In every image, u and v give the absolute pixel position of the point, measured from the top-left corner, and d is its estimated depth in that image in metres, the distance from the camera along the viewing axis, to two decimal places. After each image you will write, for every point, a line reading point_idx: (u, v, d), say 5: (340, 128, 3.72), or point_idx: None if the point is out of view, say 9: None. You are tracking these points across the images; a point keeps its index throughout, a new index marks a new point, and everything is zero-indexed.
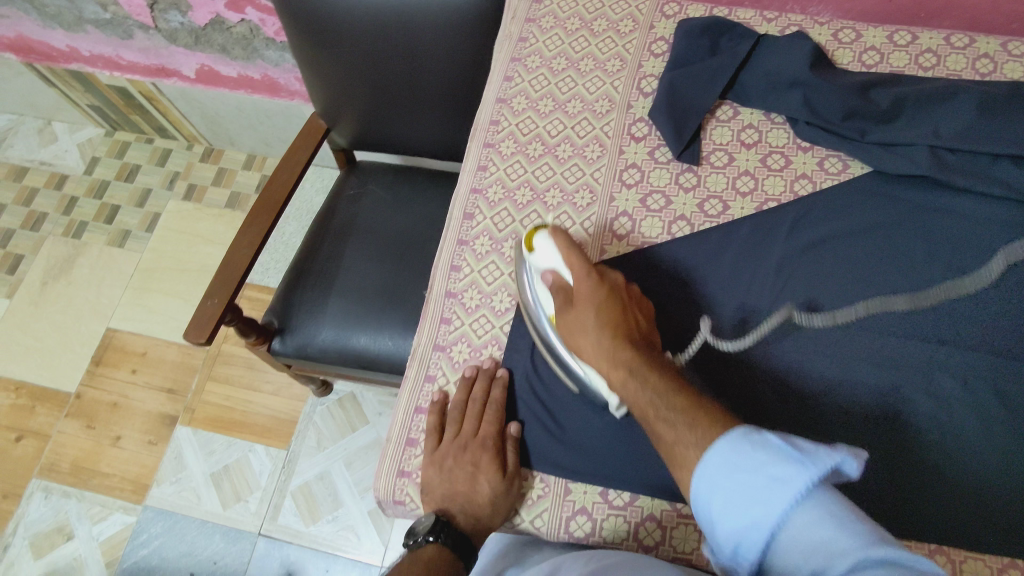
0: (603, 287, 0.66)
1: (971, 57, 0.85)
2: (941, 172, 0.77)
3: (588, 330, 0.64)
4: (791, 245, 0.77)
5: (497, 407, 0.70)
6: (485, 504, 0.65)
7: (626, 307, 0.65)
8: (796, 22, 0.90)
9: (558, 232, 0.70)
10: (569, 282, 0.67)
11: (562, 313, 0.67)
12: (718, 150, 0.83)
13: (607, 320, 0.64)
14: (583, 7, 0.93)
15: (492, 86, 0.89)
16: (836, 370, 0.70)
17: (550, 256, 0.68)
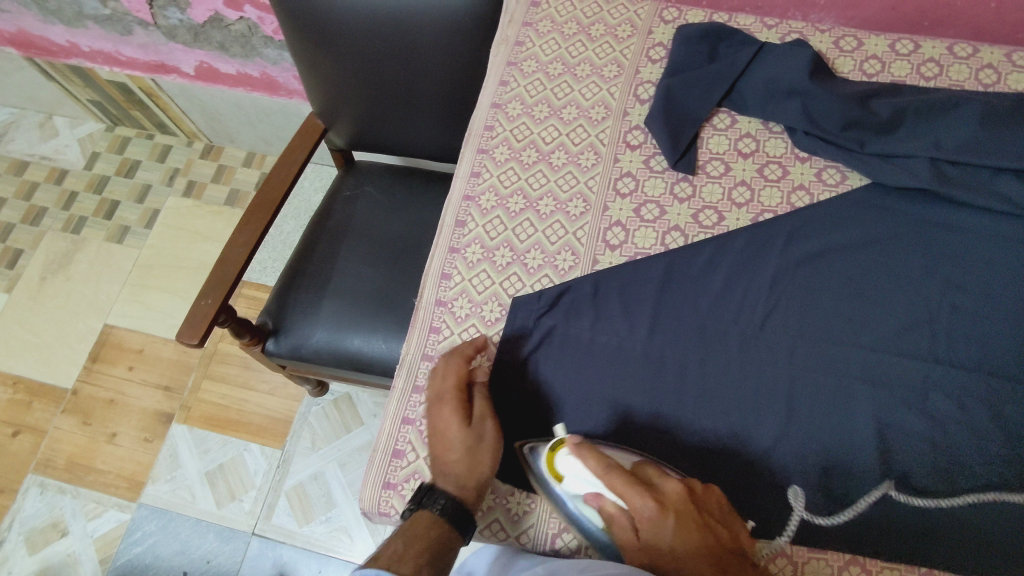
0: (666, 506, 0.55)
1: (974, 68, 0.84)
2: (941, 186, 0.75)
3: (665, 549, 0.54)
4: (787, 257, 0.76)
5: (455, 361, 0.70)
6: (461, 458, 0.64)
7: (700, 517, 0.55)
8: (797, 29, 0.88)
9: (581, 445, 0.60)
10: (619, 504, 0.58)
11: (625, 542, 0.57)
12: (715, 160, 0.82)
13: (695, 543, 0.53)
14: (581, 11, 0.91)
15: (487, 90, 0.88)
16: (825, 392, 0.70)
17: (583, 480, 0.59)
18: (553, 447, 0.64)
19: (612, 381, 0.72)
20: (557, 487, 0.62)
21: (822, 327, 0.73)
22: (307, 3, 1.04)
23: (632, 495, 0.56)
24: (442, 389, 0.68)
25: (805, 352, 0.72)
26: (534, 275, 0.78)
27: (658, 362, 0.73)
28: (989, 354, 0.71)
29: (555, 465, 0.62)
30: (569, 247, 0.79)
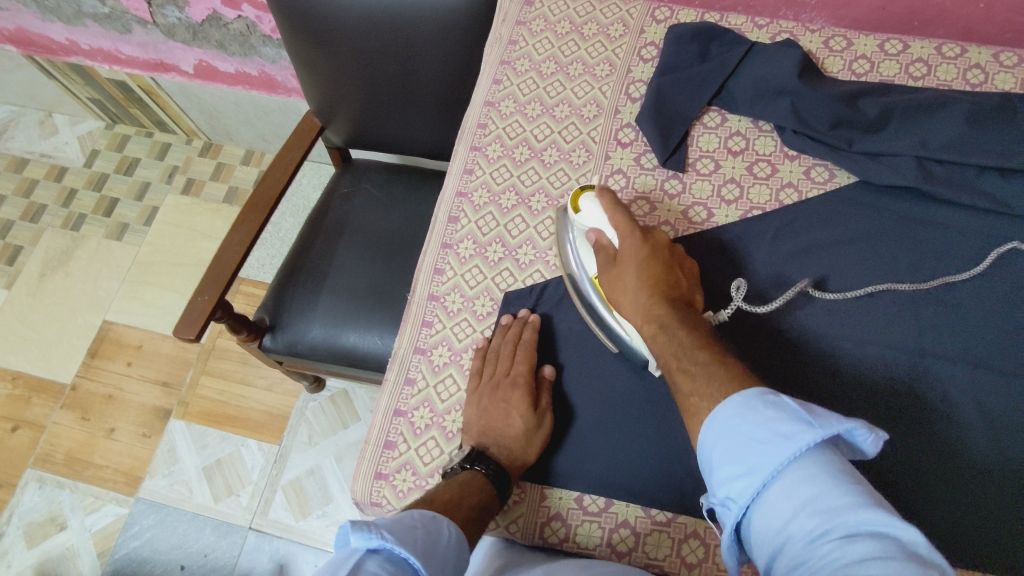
0: (647, 246, 0.68)
1: (962, 68, 0.85)
2: (927, 184, 0.77)
3: (639, 312, 0.65)
4: (774, 253, 0.77)
5: (527, 348, 0.72)
6: (522, 437, 0.67)
7: (670, 258, 0.68)
8: (787, 29, 0.89)
9: (608, 194, 0.71)
10: (615, 240, 0.70)
11: (610, 274, 0.68)
12: (705, 157, 0.83)
13: (648, 274, 0.66)
14: (574, 11, 0.93)
15: (481, 89, 0.89)
16: (815, 384, 0.71)
17: (596, 216, 0.71)
18: (581, 193, 0.73)
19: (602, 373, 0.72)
20: (579, 222, 0.72)
21: (810, 322, 0.74)
22: (304, 2, 1.06)
23: (631, 234, 0.68)
24: (513, 370, 0.70)
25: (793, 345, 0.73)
26: (526, 270, 0.78)
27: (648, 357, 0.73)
28: (974, 344, 0.71)
29: (578, 203, 0.73)
30: None
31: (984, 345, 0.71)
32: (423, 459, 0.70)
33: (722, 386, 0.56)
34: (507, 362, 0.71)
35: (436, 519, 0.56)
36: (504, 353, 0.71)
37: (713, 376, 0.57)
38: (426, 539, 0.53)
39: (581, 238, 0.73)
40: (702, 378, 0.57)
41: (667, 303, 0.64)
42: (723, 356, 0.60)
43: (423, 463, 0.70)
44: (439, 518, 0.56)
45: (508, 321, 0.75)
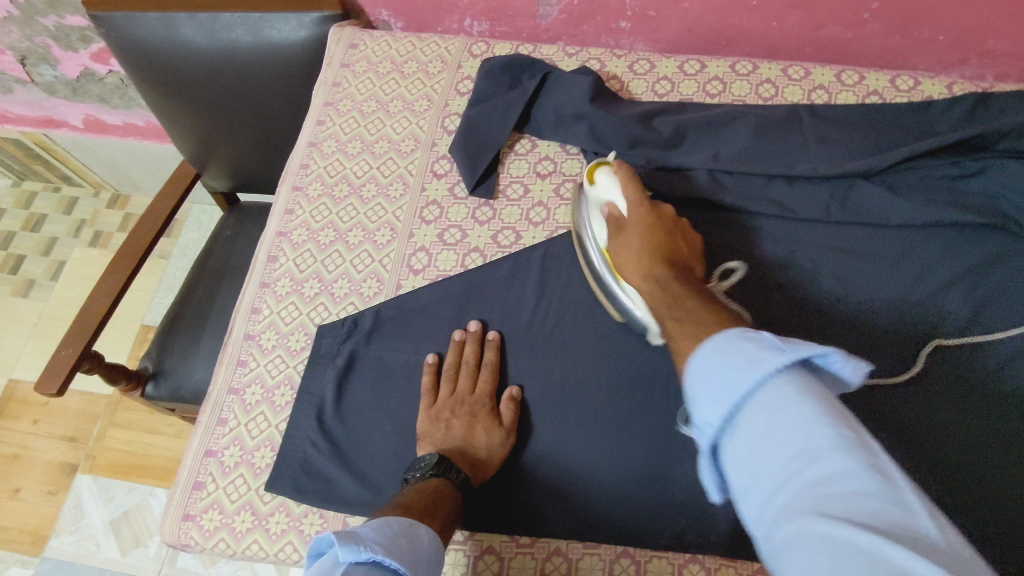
0: (653, 216, 0.68)
1: (755, 83, 0.90)
2: (716, 196, 0.81)
3: (635, 248, 0.66)
4: (575, 271, 0.81)
5: (490, 369, 0.75)
6: (483, 452, 0.70)
7: (676, 265, 0.64)
8: (595, 56, 0.94)
9: (624, 166, 0.71)
10: (625, 211, 0.69)
11: (610, 239, 0.69)
12: (515, 183, 0.86)
13: (653, 241, 0.66)
14: (395, 51, 0.96)
15: (305, 130, 0.93)
16: (623, 394, 0.73)
17: (610, 190, 0.71)
18: (597, 165, 0.75)
19: (412, 400, 0.75)
20: (591, 189, 0.74)
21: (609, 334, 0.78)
22: (147, 55, 1.08)
23: (636, 205, 0.69)
24: (476, 389, 0.74)
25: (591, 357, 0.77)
26: (340, 303, 0.81)
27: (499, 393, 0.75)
28: None
29: (594, 176, 0.74)
30: (374, 275, 0.82)
31: None
32: (231, 497, 0.73)
33: (699, 335, 0.51)
34: (470, 381, 0.75)
35: (415, 526, 0.57)
36: (466, 372, 0.75)
37: (693, 325, 0.53)
38: (410, 547, 0.53)
39: (595, 210, 0.74)
40: (694, 324, 0.53)
41: (665, 264, 0.63)
42: (718, 308, 0.55)
43: (230, 501, 0.72)
44: (421, 527, 0.58)
45: (461, 335, 0.77)
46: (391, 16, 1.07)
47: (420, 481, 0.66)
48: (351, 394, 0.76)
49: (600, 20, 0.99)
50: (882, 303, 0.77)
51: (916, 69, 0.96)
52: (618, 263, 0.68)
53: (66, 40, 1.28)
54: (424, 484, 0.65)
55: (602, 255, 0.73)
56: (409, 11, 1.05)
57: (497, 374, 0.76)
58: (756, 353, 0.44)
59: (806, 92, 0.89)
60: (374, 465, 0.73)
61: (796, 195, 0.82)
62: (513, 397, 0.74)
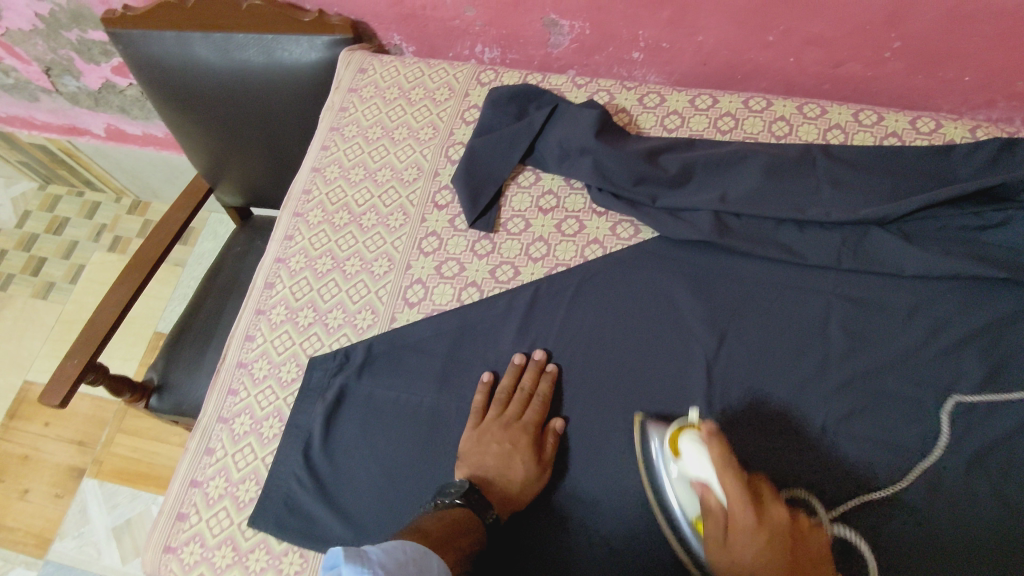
0: (766, 530, 0.56)
1: (768, 121, 0.87)
2: (722, 238, 0.78)
3: (748, 565, 0.55)
4: (571, 311, 0.79)
5: (542, 399, 0.74)
6: (516, 483, 0.69)
7: (795, 556, 0.55)
8: (605, 88, 0.92)
9: (711, 435, 0.61)
10: (722, 504, 0.59)
11: (713, 544, 0.59)
12: (515, 217, 0.85)
13: (770, 529, 0.56)
14: (403, 77, 0.95)
15: (310, 155, 0.93)
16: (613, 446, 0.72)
17: (702, 466, 0.61)
18: (681, 430, 0.66)
19: (399, 438, 0.74)
20: (676, 464, 0.65)
21: (604, 379, 0.76)
22: (161, 73, 1.09)
23: (742, 507, 0.57)
24: (523, 417, 0.73)
25: (585, 401, 0.75)
26: (333, 334, 0.80)
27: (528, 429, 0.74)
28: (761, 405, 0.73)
29: (679, 443, 0.65)
30: (369, 306, 0.81)
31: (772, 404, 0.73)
32: (212, 530, 0.72)
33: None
34: (520, 409, 0.73)
35: (426, 554, 0.54)
36: (517, 398, 0.74)
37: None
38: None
39: (677, 475, 0.65)
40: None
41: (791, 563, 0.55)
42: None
43: (212, 535, 0.72)
44: (433, 556, 0.54)
45: (520, 360, 0.76)
46: (403, 40, 1.06)
47: (448, 507, 0.65)
48: (339, 429, 0.75)
49: (612, 50, 0.97)
50: (893, 358, 0.74)
51: (940, 109, 0.92)
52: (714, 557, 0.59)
53: (87, 53, 1.30)
54: (449, 511, 0.64)
55: (688, 522, 0.64)
56: (420, 36, 1.04)
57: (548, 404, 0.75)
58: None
59: (821, 131, 0.86)
60: (356, 505, 0.71)
61: (805, 241, 0.79)
62: (557, 431, 0.73)
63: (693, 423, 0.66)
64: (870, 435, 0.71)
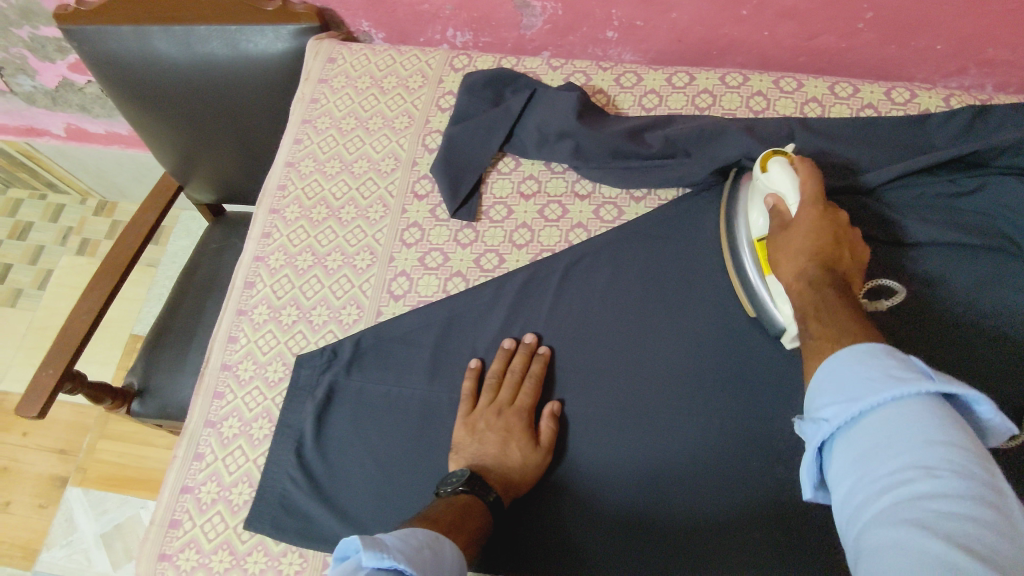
0: (825, 212, 0.62)
1: (745, 96, 0.87)
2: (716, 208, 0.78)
3: (801, 226, 0.62)
4: (560, 295, 0.79)
5: (534, 381, 0.73)
6: (516, 469, 0.68)
7: (837, 239, 0.60)
8: (581, 69, 0.91)
9: (804, 160, 0.67)
10: (791, 209, 0.65)
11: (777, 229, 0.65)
12: (497, 204, 0.84)
13: (820, 243, 0.60)
14: (374, 65, 0.93)
15: (283, 150, 0.90)
16: (606, 427, 0.72)
17: (780, 182, 0.67)
18: (774, 154, 0.70)
19: (393, 432, 0.73)
20: (762, 213, 0.69)
21: (597, 362, 0.76)
22: (120, 69, 1.05)
23: (806, 206, 0.63)
24: (518, 401, 0.72)
25: (578, 385, 0.75)
26: (318, 331, 0.79)
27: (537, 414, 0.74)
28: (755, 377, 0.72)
29: (767, 165, 0.69)
30: (354, 301, 0.80)
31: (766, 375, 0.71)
32: (208, 535, 0.71)
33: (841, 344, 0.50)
34: (512, 393, 0.73)
35: (438, 539, 0.54)
36: (508, 383, 0.73)
37: (843, 334, 0.51)
38: (435, 558, 0.51)
39: (756, 201, 0.70)
40: (829, 328, 0.53)
41: (823, 273, 0.58)
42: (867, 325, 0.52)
43: (207, 540, 0.71)
44: (444, 539, 0.55)
45: (510, 344, 0.75)
46: (372, 27, 1.03)
47: (451, 495, 0.64)
48: (331, 426, 0.74)
49: (586, 30, 0.96)
50: (880, 324, 0.74)
51: (913, 78, 0.93)
52: (772, 258, 0.65)
53: (42, 51, 1.26)
54: (454, 499, 0.63)
55: (755, 251, 0.71)
56: (390, 22, 1.01)
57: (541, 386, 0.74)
58: (896, 371, 0.43)
59: (798, 104, 0.86)
60: (354, 501, 0.71)
61: None
62: (553, 413, 0.72)
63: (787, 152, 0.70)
64: None
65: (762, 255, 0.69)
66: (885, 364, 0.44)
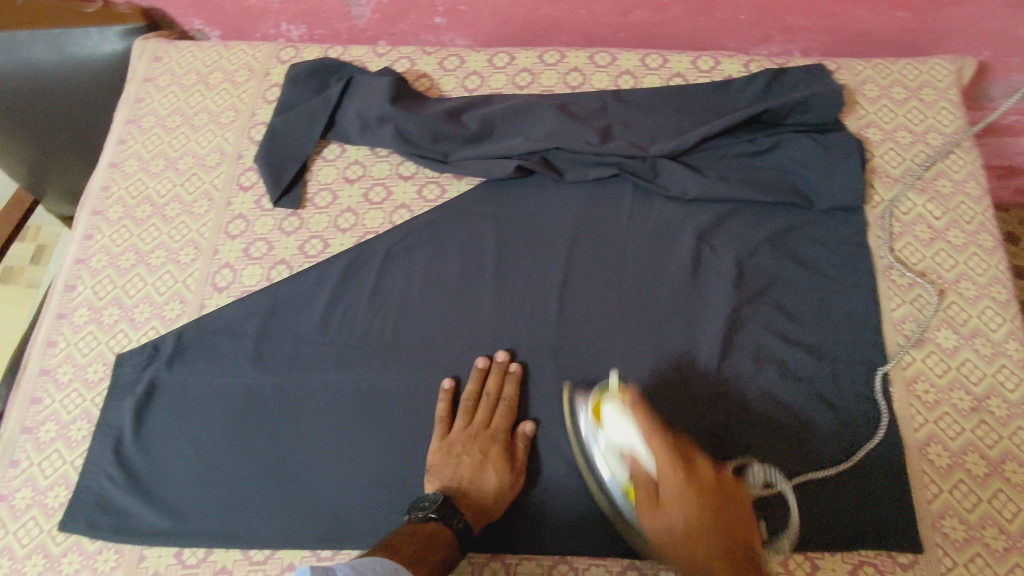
0: (694, 489, 0.57)
1: (562, 72, 0.90)
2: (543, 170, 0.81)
3: (677, 531, 0.56)
4: (383, 276, 0.80)
5: (478, 384, 0.73)
6: (504, 464, 0.68)
7: (719, 505, 0.56)
8: (406, 54, 0.93)
9: (635, 402, 0.63)
10: (648, 465, 0.60)
11: (645, 512, 0.59)
12: (322, 191, 0.85)
13: (699, 527, 0.55)
14: (200, 62, 0.93)
15: (106, 151, 0.89)
16: (431, 399, 0.74)
17: (625, 429, 0.62)
18: (601, 397, 0.68)
19: (214, 423, 0.73)
20: (601, 437, 0.66)
21: (420, 337, 0.77)
22: None
23: (667, 476, 0.58)
24: (491, 425, 0.71)
25: (400, 361, 0.76)
26: (140, 329, 0.78)
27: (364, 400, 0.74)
28: (571, 336, 0.76)
29: (600, 411, 0.67)
30: (177, 296, 0.80)
31: (580, 335, 0.76)
32: (20, 541, 0.69)
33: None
34: (487, 416, 0.71)
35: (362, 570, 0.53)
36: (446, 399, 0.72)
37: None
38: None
39: (604, 448, 0.66)
40: None
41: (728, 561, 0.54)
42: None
43: (19, 546, 0.69)
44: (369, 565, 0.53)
45: (483, 363, 0.74)
46: (205, 24, 1.03)
47: (421, 523, 0.62)
48: (150, 422, 0.74)
49: (414, 17, 0.97)
50: (688, 279, 0.78)
51: (726, 48, 0.98)
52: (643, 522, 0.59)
53: None
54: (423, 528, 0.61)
55: (590, 411, 0.69)
56: (222, 19, 1.01)
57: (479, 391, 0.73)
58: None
59: (612, 78, 0.90)
60: (174, 493, 0.71)
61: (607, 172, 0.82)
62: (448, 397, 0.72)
63: (614, 386, 0.68)
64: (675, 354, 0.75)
65: (630, 494, 0.63)
66: None
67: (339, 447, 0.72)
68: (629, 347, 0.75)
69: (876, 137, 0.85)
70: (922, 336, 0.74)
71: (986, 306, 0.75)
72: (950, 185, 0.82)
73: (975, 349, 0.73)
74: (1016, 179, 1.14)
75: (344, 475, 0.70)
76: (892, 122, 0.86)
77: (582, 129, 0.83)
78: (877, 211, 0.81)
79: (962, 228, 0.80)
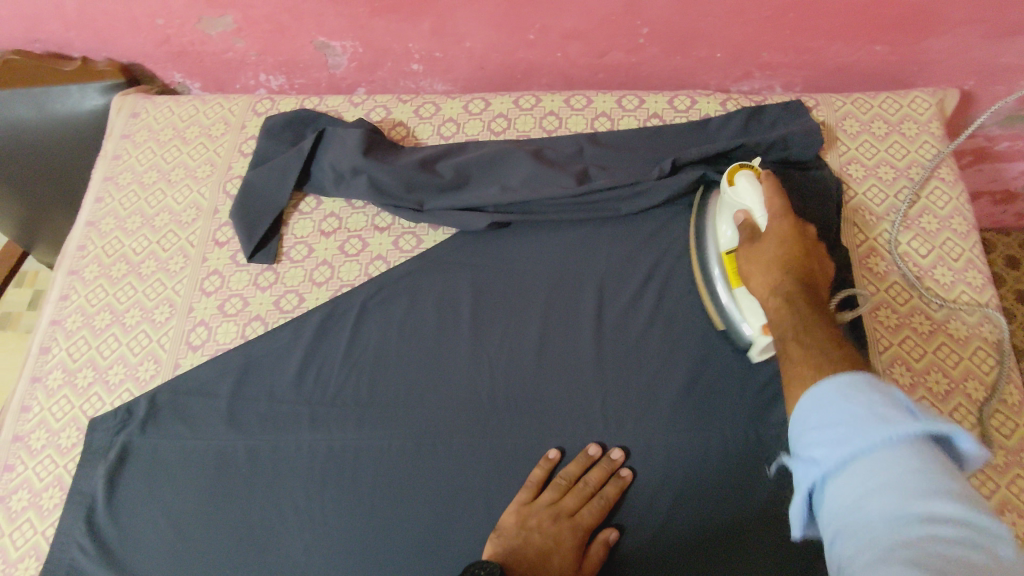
0: (793, 225, 0.63)
1: (538, 116, 0.90)
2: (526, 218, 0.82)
3: (768, 255, 0.62)
4: (358, 330, 0.79)
5: (589, 463, 0.69)
6: (570, 563, 0.64)
7: (807, 245, 0.61)
8: (382, 103, 0.93)
9: (769, 178, 0.68)
10: (761, 221, 0.66)
11: (743, 245, 0.66)
12: (298, 244, 0.84)
13: (789, 250, 0.61)
14: (177, 117, 0.94)
15: (84, 210, 0.90)
16: (408, 456, 0.72)
17: (748, 195, 0.68)
18: (739, 168, 0.72)
19: (187, 488, 0.72)
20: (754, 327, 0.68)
21: (395, 392, 0.75)
22: None
23: (777, 216, 0.64)
24: (576, 515, 0.66)
25: (376, 419, 0.74)
26: (114, 391, 0.77)
27: (338, 460, 0.72)
28: (550, 387, 0.74)
29: (733, 176, 0.71)
30: (152, 356, 0.79)
31: (559, 386, 0.74)
32: None
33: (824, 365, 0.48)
34: (578, 504, 0.67)
35: None
36: (541, 473, 0.69)
37: (807, 339, 0.52)
38: None
39: (724, 212, 0.72)
40: (812, 348, 0.50)
41: (798, 277, 0.58)
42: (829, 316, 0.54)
43: None
44: None
45: (555, 455, 0.70)
46: (185, 78, 1.04)
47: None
48: (122, 487, 0.72)
49: (391, 65, 0.97)
50: (667, 324, 0.76)
51: (706, 85, 0.97)
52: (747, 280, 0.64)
53: None
54: None
55: (721, 261, 0.72)
56: (201, 72, 1.02)
57: (577, 476, 0.69)
58: (882, 409, 0.38)
59: (588, 120, 0.89)
60: (146, 562, 0.69)
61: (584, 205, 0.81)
62: (548, 466, 0.69)
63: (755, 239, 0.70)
64: (658, 405, 0.72)
65: (728, 265, 0.70)
66: (870, 400, 0.39)
67: (312, 507, 0.70)
68: (612, 396, 0.73)
69: (858, 173, 0.84)
70: (912, 381, 0.72)
71: (977, 347, 0.73)
72: (934, 221, 0.80)
73: (967, 393, 0.71)
74: (1016, 202, 1.10)
75: (320, 539, 0.69)
76: (874, 157, 0.85)
77: (558, 173, 0.82)
78: (861, 251, 0.79)
79: (948, 265, 0.78)
